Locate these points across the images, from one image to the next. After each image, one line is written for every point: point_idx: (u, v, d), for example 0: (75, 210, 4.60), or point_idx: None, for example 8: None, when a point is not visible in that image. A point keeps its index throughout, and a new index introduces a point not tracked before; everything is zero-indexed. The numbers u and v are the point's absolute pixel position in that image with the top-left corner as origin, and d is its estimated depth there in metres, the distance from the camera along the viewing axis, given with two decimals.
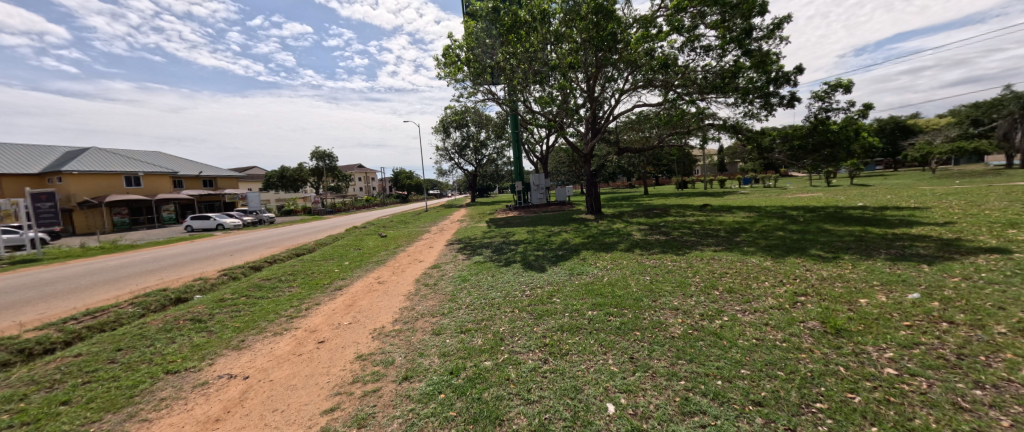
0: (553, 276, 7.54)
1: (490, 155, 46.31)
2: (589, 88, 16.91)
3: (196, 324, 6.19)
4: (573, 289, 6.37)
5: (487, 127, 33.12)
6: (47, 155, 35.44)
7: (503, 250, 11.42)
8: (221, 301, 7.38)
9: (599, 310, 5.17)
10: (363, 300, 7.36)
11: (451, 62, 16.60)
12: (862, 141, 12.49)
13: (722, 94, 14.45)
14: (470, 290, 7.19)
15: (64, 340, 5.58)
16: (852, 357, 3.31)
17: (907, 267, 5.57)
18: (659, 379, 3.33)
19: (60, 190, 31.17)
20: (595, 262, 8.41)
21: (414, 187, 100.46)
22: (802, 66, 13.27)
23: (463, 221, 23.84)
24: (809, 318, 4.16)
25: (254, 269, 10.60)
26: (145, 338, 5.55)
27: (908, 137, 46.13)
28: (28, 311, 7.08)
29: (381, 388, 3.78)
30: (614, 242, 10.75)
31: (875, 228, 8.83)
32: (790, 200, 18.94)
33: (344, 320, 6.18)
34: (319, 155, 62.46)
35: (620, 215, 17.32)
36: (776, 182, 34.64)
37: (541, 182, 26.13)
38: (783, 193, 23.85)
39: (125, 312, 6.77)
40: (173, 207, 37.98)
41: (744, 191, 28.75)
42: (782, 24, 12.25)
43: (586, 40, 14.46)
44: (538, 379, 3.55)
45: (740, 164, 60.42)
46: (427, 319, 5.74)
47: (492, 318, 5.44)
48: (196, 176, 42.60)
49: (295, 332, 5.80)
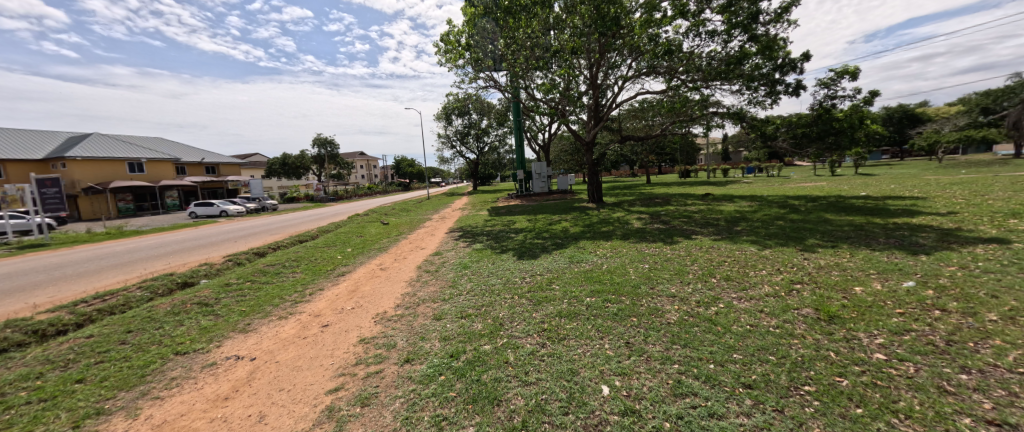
0: (553, 264, 7.65)
1: (492, 142, 46.04)
2: (591, 74, 16.73)
3: (203, 307, 6.34)
4: (572, 276, 6.48)
5: (489, 114, 32.82)
6: (50, 141, 35.64)
7: (503, 238, 11.52)
8: (227, 286, 7.53)
9: (598, 297, 5.26)
10: (365, 286, 7.51)
11: (452, 47, 16.33)
12: (867, 130, 12.15)
13: (727, 81, 14.23)
14: (471, 276, 7.32)
15: (76, 322, 5.73)
16: (843, 342, 3.38)
17: (905, 257, 5.60)
18: (653, 363, 3.40)
19: (65, 176, 31.51)
20: (595, 250, 8.50)
21: (417, 175, 100.36)
22: (809, 53, 13.03)
23: (463, 209, 23.93)
24: (803, 305, 4.21)
25: (258, 255, 10.74)
26: (154, 321, 5.70)
27: (916, 126, 45.45)
28: (39, 294, 7.22)
29: (382, 370, 3.90)
30: (611, 230, 10.80)
31: (877, 218, 8.82)
32: (793, 190, 18.94)
33: (347, 305, 6.32)
34: (320, 142, 62.19)
35: (621, 204, 17.32)
36: (779, 171, 34.28)
37: (542, 170, 26.05)
38: (784, 183, 23.73)
39: (133, 295, 6.94)
40: (177, 194, 38.18)
41: (748, 180, 28.63)
42: (788, 8, 11.90)
43: (587, 25, 14.33)
44: (536, 362, 3.65)
45: (743, 152, 59.78)
46: (428, 305, 5.86)
47: (492, 304, 5.55)
48: (199, 163, 42.65)
49: (300, 317, 5.92)
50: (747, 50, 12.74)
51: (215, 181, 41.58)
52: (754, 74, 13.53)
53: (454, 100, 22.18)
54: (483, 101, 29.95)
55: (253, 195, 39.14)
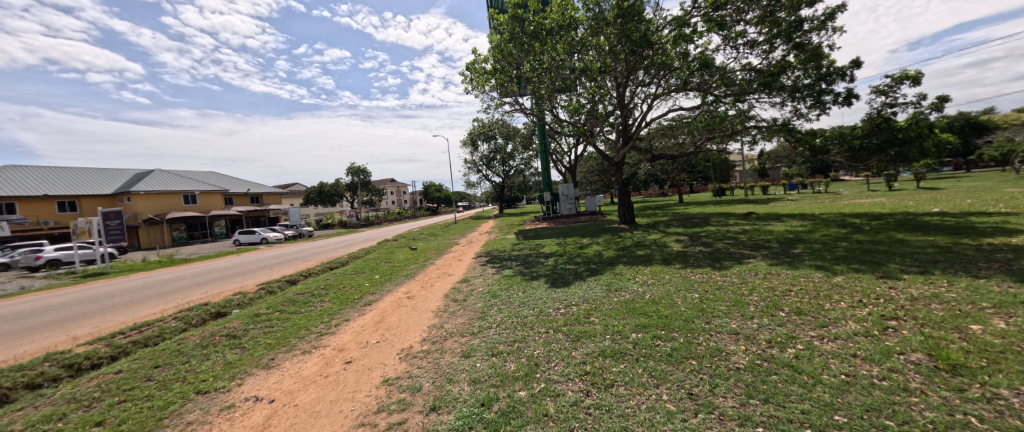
0: (589, 292, 7.10)
1: (518, 166, 46.29)
2: (619, 93, 16.48)
3: (231, 340, 6.24)
4: (612, 308, 5.89)
5: (514, 138, 33.12)
6: (118, 177, 39.35)
7: (534, 263, 11.03)
8: (256, 316, 7.46)
9: (645, 332, 4.66)
10: (391, 317, 7.21)
11: (477, 74, 16.66)
12: (935, 138, 10.96)
13: (766, 93, 13.46)
14: (501, 307, 6.85)
15: (110, 355, 5.79)
16: (984, 404, 2.62)
17: (1022, 286, 4.65)
18: (729, 424, 2.78)
19: (129, 209, 34.56)
20: (634, 277, 7.85)
21: (445, 200, 102.42)
22: (860, 60, 12.10)
23: (491, 233, 23.76)
24: (911, 350, 3.44)
25: (290, 282, 10.83)
26: (182, 355, 5.61)
27: (982, 134, 41.59)
28: (85, 324, 7.45)
29: (406, 420, 3.47)
30: (649, 254, 10.09)
31: (965, 238, 7.69)
32: (848, 207, 17.39)
33: (372, 338, 6.01)
34: (354, 170, 65.26)
35: (656, 225, 16.51)
36: (827, 187, 32.10)
37: (570, 191, 25.60)
38: (836, 200, 21.96)
39: (168, 326, 7.03)
40: (224, 223, 40.72)
41: (792, 197, 26.86)
42: (835, 13, 11.11)
43: (614, 44, 14.16)
44: (582, 417, 3.11)
45: (783, 168, 56.97)
46: (456, 340, 5.44)
47: (525, 340, 5.05)
48: (245, 193, 45.46)
49: (324, 351, 5.66)
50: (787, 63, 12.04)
51: (258, 211, 44.05)
52: (797, 86, 12.69)
53: (480, 126, 22.53)
54: (508, 126, 30.35)
55: (292, 223, 41.10)
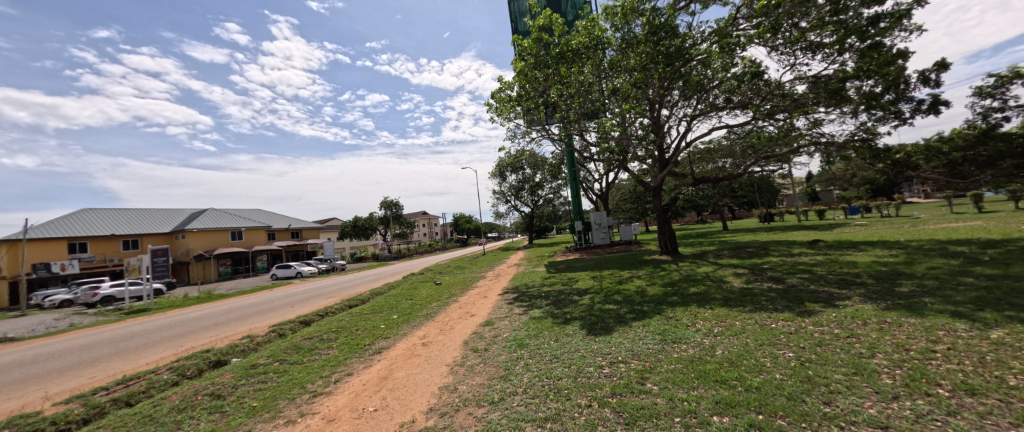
0: (639, 344, 5.74)
1: (546, 195, 45.33)
2: (654, 115, 15.38)
3: (214, 401, 5.34)
4: (675, 372, 4.57)
5: (542, 167, 32.40)
6: (174, 216, 42.25)
7: (568, 302, 9.71)
8: (252, 368, 6.60)
9: (734, 417, 3.36)
10: (399, 372, 6.11)
11: (502, 102, 16.19)
12: None
13: (829, 104, 11.86)
14: (530, 363, 5.58)
15: (81, 418, 5.04)
16: None
17: None
18: None
19: (183, 246, 36.76)
20: (693, 323, 6.40)
21: (474, 231, 102.70)
22: (945, 62, 10.63)
23: (520, 265, 22.58)
24: None
25: (303, 324, 10.06)
26: (152, 422, 4.75)
27: None
28: (81, 374, 6.91)
29: None
30: (705, 292, 8.53)
31: None
32: (938, 233, 14.81)
33: (371, 404, 4.92)
34: (388, 204, 66.97)
35: (704, 256, 14.75)
36: (896, 210, 28.61)
37: (603, 220, 24.10)
38: (917, 225, 19.09)
39: (158, 380, 6.31)
40: (266, 257, 42.28)
41: (858, 223, 23.89)
42: (915, 7, 9.63)
43: (648, 62, 13.28)
44: None
45: (836, 191, 52.51)
46: (470, 412, 4.24)
47: (562, 418, 3.77)
48: (287, 229, 47.12)
49: (311, 421, 4.60)
50: (852, 71, 10.56)
51: (297, 245, 45.40)
52: (868, 96, 11.05)
53: (507, 156, 22.03)
54: (536, 155, 29.78)
55: (326, 257, 41.88)
